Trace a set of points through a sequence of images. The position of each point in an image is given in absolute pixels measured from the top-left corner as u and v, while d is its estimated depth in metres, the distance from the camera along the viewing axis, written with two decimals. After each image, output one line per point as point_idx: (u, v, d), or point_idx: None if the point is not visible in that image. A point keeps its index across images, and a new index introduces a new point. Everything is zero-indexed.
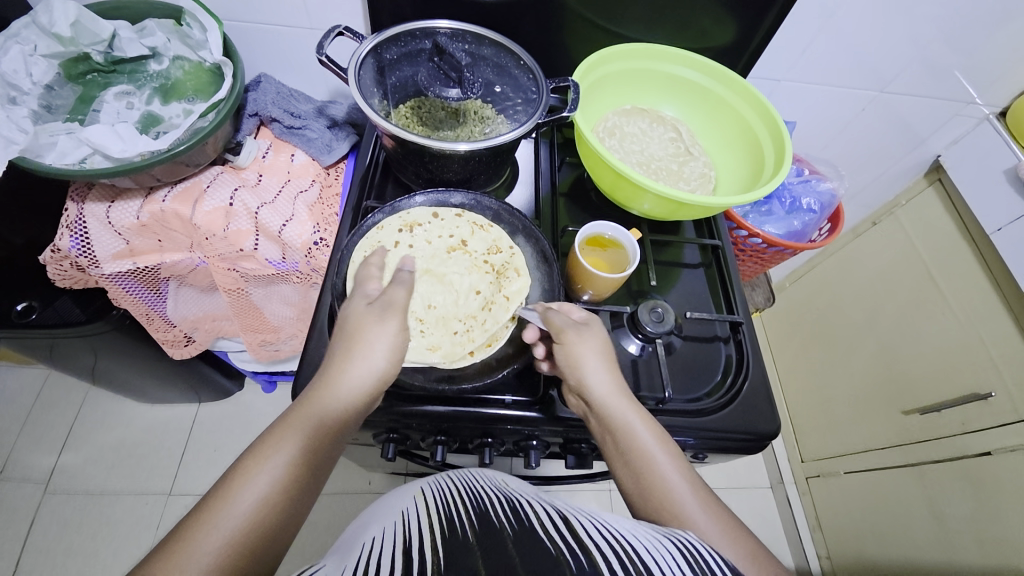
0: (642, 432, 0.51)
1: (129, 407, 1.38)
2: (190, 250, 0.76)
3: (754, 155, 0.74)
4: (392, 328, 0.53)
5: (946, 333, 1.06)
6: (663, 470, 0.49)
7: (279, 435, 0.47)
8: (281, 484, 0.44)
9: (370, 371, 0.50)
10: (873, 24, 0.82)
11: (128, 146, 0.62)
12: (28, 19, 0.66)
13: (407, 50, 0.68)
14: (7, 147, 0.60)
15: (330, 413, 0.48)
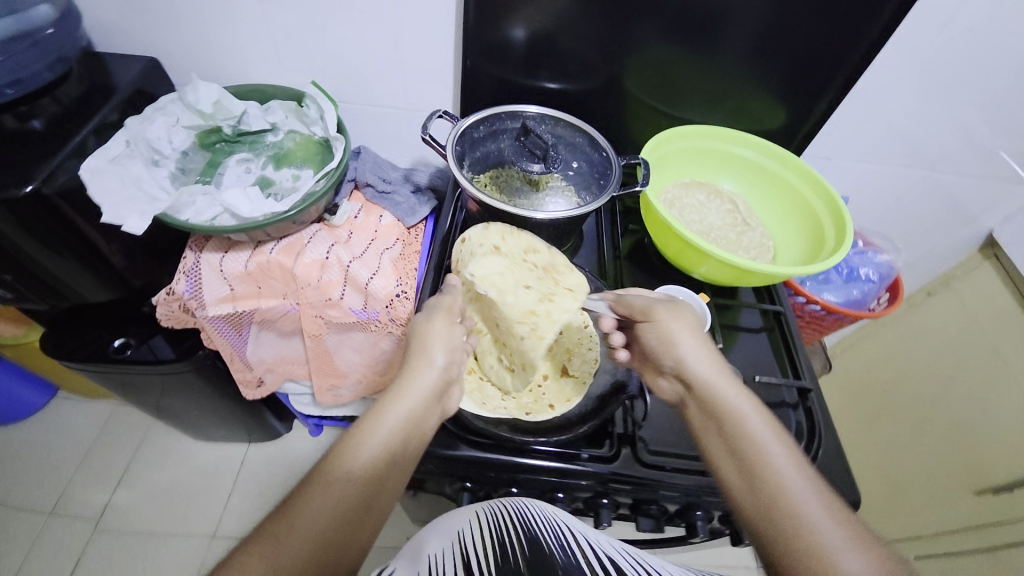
0: (748, 415, 0.54)
1: (183, 446, 1.43)
2: (284, 297, 0.83)
3: (813, 229, 0.78)
4: (440, 323, 0.60)
5: (1021, 411, 1.01)
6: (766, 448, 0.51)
7: (361, 434, 0.51)
8: (360, 484, 0.47)
9: (433, 368, 0.56)
10: (917, 108, 0.88)
11: (255, 207, 0.73)
12: (176, 96, 0.80)
13: (493, 129, 0.78)
14: (154, 204, 0.71)
15: (404, 412, 0.53)
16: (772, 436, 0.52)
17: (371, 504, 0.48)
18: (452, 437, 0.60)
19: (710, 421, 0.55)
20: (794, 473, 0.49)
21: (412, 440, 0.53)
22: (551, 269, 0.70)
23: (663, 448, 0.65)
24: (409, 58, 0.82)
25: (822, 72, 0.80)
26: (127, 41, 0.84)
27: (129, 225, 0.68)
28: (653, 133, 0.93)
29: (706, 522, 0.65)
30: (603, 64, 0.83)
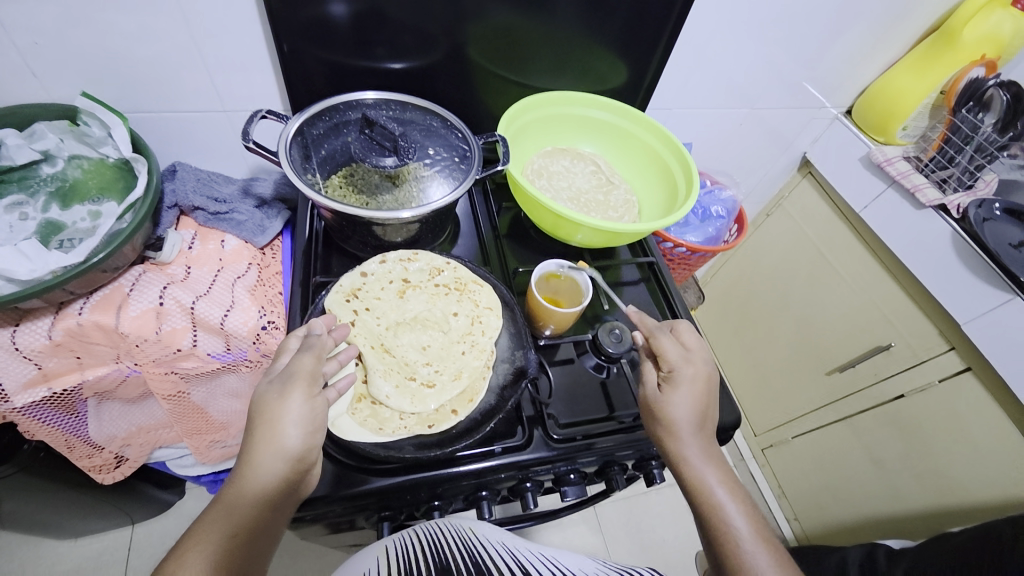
0: (712, 469, 0.55)
1: (43, 554, 1.17)
2: (116, 361, 0.68)
3: (667, 179, 0.83)
4: (296, 401, 0.48)
5: (846, 299, 1.22)
6: (723, 502, 0.53)
7: (196, 539, 0.43)
8: None
9: (282, 454, 0.46)
10: (735, 53, 0.97)
11: (37, 263, 0.57)
12: None
13: (333, 123, 0.70)
14: None
15: (246, 508, 0.45)
16: (729, 492, 0.54)
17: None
18: (354, 471, 0.55)
19: (675, 475, 0.56)
20: (750, 536, 0.51)
21: (264, 530, 0.46)
22: (465, 288, 0.67)
23: (574, 419, 0.66)
24: (217, 51, 0.69)
25: (651, 25, 0.83)
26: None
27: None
28: (508, 104, 0.91)
29: (622, 474, 0.68)
30: (443, 35, 0.77)
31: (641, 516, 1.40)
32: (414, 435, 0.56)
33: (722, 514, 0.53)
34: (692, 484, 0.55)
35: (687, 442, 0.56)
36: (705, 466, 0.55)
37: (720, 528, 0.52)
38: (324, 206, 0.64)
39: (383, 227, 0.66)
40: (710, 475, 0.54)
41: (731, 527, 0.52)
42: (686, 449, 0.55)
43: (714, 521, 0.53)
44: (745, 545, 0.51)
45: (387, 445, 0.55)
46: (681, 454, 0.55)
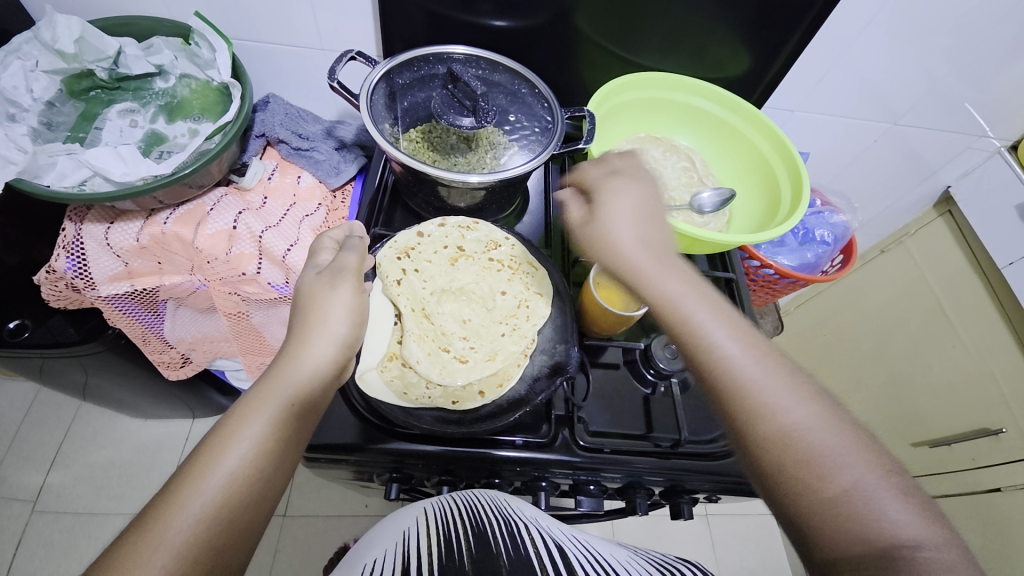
0: (797, 399, 0.41)
1: (120, 426, 1.34)
2: (190, 273, 0.73)
3: (770, 189, 0.73)
4: (347, 292, 0.49)
5: (958, 366, 1.04)
6: (713, 335, 0.45)
7: (248, 408, 0.42)
8: (254, 459, 0.40)
9: (333, 338, 0.47)
10: (883, 58, 0.82)
11: (134, 170, 0.62)
12: (30, 34, 0.66)
13: (419, 75, 0.68)
14: (4, 167, 0.58)
15: (295, 386, 0.44)
16: (728, 331, 0.45)
17: (264, 483, 0.40)
18: (371, 428, 0.55)
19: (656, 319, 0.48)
20: (870, 469, 0.37)
21: (314, 411, 0.45)
22: (518, 268, 0.63)
23: (605, 429, 0.61)
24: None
25: (790, 8, 0.71)
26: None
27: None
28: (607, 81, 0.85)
29: (646, 499, 0.62)
30: None
31: (659, 539, 1.33)
32: (438, 408, 0.54)
33: (827, 452, 0.38)
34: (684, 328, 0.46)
35: (754, 376, 0.42)
36: (787, 397, 0.41)
37: (822, 470, 0.37)
38: (395, 158, 0.63)
39: (448, 189, 0.64)
40: (793, 413, 0.40)
41: (849, 468, 0.37)
42: (757, 377, 0.42)
43: (813, 462, 0.37)
44: (864, 483, 0.36)
45: (408, 412, 0.53)
46: (753, 390, 0.42)
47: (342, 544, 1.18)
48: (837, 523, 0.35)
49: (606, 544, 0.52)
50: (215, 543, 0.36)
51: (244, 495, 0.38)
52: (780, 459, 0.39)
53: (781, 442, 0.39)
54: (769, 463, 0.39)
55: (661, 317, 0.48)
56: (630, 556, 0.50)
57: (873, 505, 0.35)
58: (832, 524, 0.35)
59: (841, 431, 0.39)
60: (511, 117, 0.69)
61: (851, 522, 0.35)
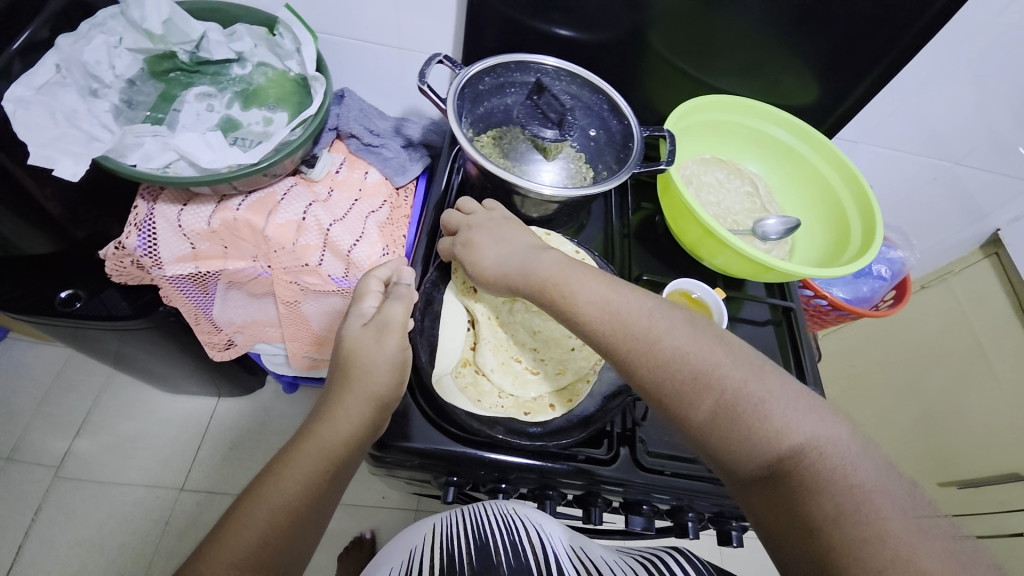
0: (682, 335, 0.42)
1: (147, 398, 1.36)
2: (254, 260, 0.74)
3: (837, 223, 0.73)
4: (390, 346, 0.49)
5: (994, 411, 1.04)
6: (580, 291, 0.46)
7: (282, 470, 0.43)
8: (281, 524, 0.41)
9: (370, 397, 0.48)
10: (954, 100, 0.81)
11: (217, 157, 0.63)
12: (117, 11, 0.67)
13: (499, 82, 0.68)
14: (89, 142, 0.60)
15: (333, 437, 0.46)
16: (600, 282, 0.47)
17: (299, 533, 0.42)
18: (440, 430, 0.54)
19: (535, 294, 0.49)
20: (749, 376, 0.39)
21: (342, 472, 0.46)
22: None
23: (663, 451, 0.61)
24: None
25: (873, 46, 0.71)
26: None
27: (60, 170, 0.57)
28: (675, 100, 0.85)
29: (697, 523, 0.62)
30: (630, 13, 0.71)
31: None
32: (510, 418, 0.54)
33: (706, 370, 0.40)
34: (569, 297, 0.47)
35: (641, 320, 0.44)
36: (675, 335, 0.43)
37: (703, 394, 0.39)
38: (474, 163, 0.63)
39: (523, 199, 0.65)
40: (664, 341, 0.42)
41: (726, 383, 0.39)
42: (641, 321, 0.44)
43: (697, 383, 0.40)
44: (743, 389, 0.39)
45: (480, 419, 0.54)
46: (637, 329, 0.43)
47: (358, 536, 1.19)
48: (733, 438, 0.37)
49: (595, 548, 0.57)
50: None
51: (279, 549, 0.40)
52: (671, 387, 0.41)
53: (660, 373, 0.41)
54: (662, 400, 0.41)
55: (525, 289, 0.51)
56: (619, 558, 0.55)
57: (753, 409, 0.37)
58: (728, 440, 0.38)
59: (720, 343, 0.42)
60: (591, 134, 0.69)
61: (744, 435, 0.37)
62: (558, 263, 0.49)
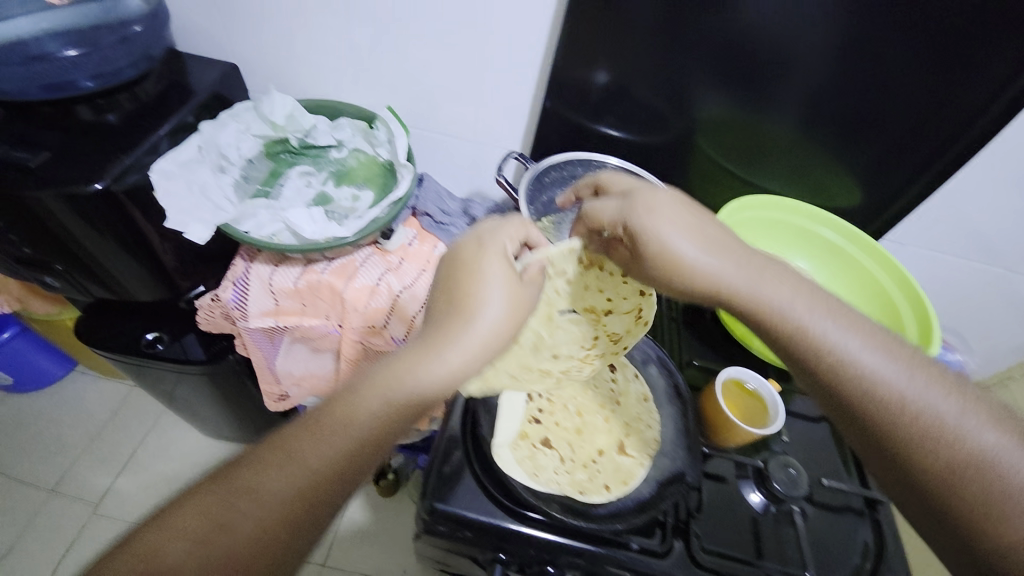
0: (964, 416, 0.38)
1: (190, 443, 1.40)
2: (326, 318, 0.80)
3: (891, 325, 0.74)
4: (506, 287, 0.49)
5: None
6: (839, 343, 0.43)
7: (306, 431, 0.41)
8: (294, 494, 0.39)
9: (414, 376, 0.44)
10: (1002, 209, 0.84)
11: (317, 228, 0.72)
12: (252, 106, 0.81)
13: (564, 176, 0.76)
14: (216, 211, 0.70)
15: (357, 415, 0.42)
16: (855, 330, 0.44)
17: (306, 514, 0.39)
18: (493, 501, 0.55)
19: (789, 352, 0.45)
20: (942, 397, 0.39)
21: (378, 450, 0.42)
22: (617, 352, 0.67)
23: (722, 550, 0.57)
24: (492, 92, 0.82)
25: (916, 158, 0.76)
26: (213, 42, 0.84)
27: (190, 233, 0.67)
28: (722, 196, 0.91)
29: None
30: (682, 120, 0.80)
31: None
32: (564, 497, 0.56)
33: (1005, 480, 0.36)
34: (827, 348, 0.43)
35: (916, 392, 0.40)
36: (968, 423, 0.38)
37: (1004, 517, 0.35)
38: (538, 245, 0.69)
39: None
40: (939, 425, 0.38)
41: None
42: (918, 396, 0.40)
43: (982, 503, 0.36)
44: (942, 412, 0.39)
45: (537, 495, 0.55)
46: (908, 400, 0.40)
47: None
48: (964, 503, 0.36)
49: None
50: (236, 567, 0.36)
51: (292, 519, 0.38)
52: (846, 381, 0.42)
53: (847, 376, 0.42)
54: (933, 496, 0.38)
55: (737, 295, 0.48)
56: None
57: None
58: (961, 508, 0.36)
59: (925, 373, 0.41)
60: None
61: None
62: (789, 299, 0.46)
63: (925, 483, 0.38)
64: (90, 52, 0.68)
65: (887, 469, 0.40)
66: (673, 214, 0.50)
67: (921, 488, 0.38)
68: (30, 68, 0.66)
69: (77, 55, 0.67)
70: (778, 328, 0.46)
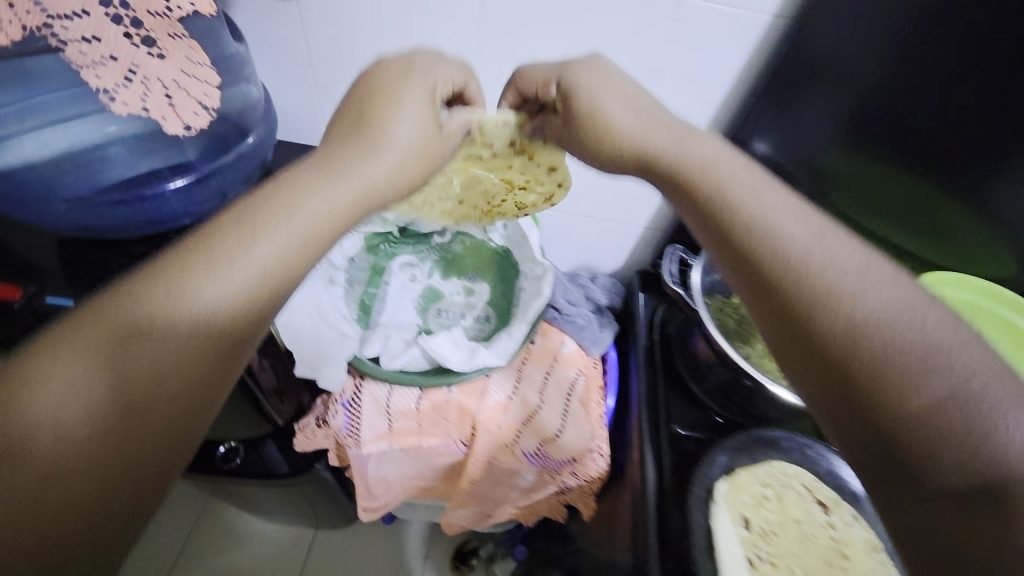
0: (935, 328, 0.30)
1: None
2: (450, 439, 0.69)
3: None
4: (419, 110, 0.43)
5: None
6: (837, 285, 0.32)
7: (218, 249, 0.33)
8: (149, 372, 0.30)
9: (294, 206, 0.36)
10: None
11: (463, 355, 0.64)
12: None
13: (724, 263, 0.70)
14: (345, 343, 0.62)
15: (171, 326, 0.31)
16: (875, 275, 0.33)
17: (119, 490, 0.30)
18: None
19: (806, 332, 0.32)
20: (942, 328, 0.31)
21: (286, 274, 0.35)
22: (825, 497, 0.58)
23: None
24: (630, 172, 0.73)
25: None
26: (301, 123, 0.71)
27: (326, 380, 0.60)
28: None
29: None
30: None
31: None
32: None
33: (941, 356, 0.29)
34: (822, 284, 0.33)
35: (883, 294, 0.32)
36: (942, 332, 0.30)
37: (917, 393, 0.29)
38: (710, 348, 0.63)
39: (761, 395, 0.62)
40: (933, 361, 0.29)
41: (940, 381, 0.29)
42: (906, 318, 0.31)
43: (920, 369, 0.29)
44: (951, 353, 0.29)
45: None
46: (889, 318, 0.31)
47: None
48: (925, 440, 0.28)
49: None
50: (67, 542, 0.27)
51: (100, 501, 0.29)
52: (813, 292, 0.33)
53: (852, 309, 0.31)
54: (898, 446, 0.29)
55: (698, 178, 0.40)
56: None
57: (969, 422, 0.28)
58: (919, 435, 0.28)
59: (929, 298, 0.33)
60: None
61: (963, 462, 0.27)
62: (803, 219, 0.37)
63: (890, 411, 0.29)
64: (204, 177, 0.52)
65: (812, 381, 0.32)
66: (629, 114, 0.46)
67: (877, 418, 0.29)
68: (126, 209, 0.50)
69: (182, 184, 0.51)
70: (747, 236, 0.36)
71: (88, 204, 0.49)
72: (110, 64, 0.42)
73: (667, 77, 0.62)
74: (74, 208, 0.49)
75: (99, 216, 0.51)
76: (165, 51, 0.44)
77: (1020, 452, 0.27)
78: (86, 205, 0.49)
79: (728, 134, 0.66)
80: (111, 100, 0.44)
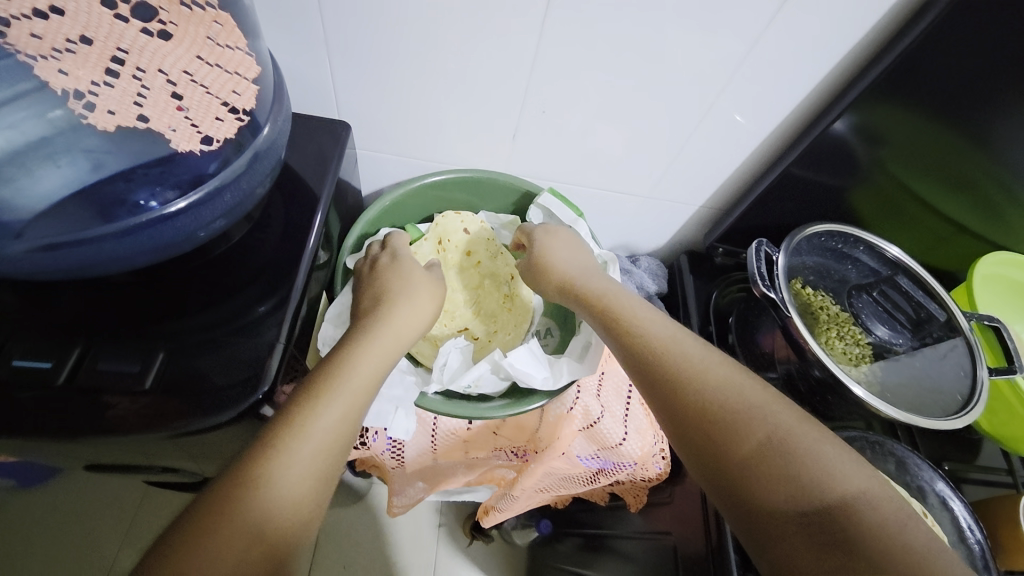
0: (757, 389, 0.40)
1: None
2: (496, 448, 0.67)
3: None
4: (114, 103, 0.30)
5: None
6: (698, 362, 0.42)
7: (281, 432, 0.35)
8: (242, 518, 0.31)
9: (354, 387, 0.39)
10: None
11: (546, 373, 0.55)
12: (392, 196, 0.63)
13: (814, 249, 0.65)
14: (401, 379, 0.55)
15: (268, 476, 0.33)
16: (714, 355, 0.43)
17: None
18: None
19: (662, 403, 0.41)
20: (796, 427, 0.38)
21: (335, 434, 0.37)
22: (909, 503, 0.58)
23: None
24: (703, 151, 0.64)
25: None
26: (308, 92, 0.56)
27: (395, 429, 0.54)
28: (937, 257, 0.76)
29: None
30: (930, 174, 0.65)
31: None
32: None
33: (747, 406, 0.39)
34: (681, 368, 0.42)
35: (719, 372, 0.41)
36: (757, 393, 0.40)
37: (749, 428, 0.37)
38: (792, 342, 0.59)
39: (835, 398, 0.59)
40: (756, 419, 0.38)
41: (760, 423, 0.37)
42: (727, 379, 0.41)
43: (738, 417, 0.38)
44: (758, 410, 0.38)
45: None
46: (727, 392, 0.40)
47: None
48: (762, 468, 0.36)
49: None
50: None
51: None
52: (677, 371, 0.42)
53: (698, 379, 0.41)
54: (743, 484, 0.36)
55: (580, 292, 0.52)
56: None
57: (784, 455, 0.36)
58: (758, 467, 0.36)
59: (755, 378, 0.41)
60: (929, 328, 0.63)
61: (781, 483, 0.35)
62: (663, 324, 0.46)
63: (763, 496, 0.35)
64: (217, 190, 0.38)
65: (679, 439, 0.40)
66: (572, 247, 0.59)
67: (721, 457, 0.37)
68: (114, 245, 0.36)
69: (190, 204, 0.37)
70: (634, 341, 0.45)
71: (58, 246, 0.34)
72: (82, 48, 0.28)
73: (770, 44, 0.52)
74: (38, 249, 0.34)
75: (74, 260, 0.36)
76: (174, 29, 0.31)
77: (861, 510, 0.33)
78: (57, 248, 0.34)
79: (828, 113, 0.57)
80: (88, 108, 0.30)
